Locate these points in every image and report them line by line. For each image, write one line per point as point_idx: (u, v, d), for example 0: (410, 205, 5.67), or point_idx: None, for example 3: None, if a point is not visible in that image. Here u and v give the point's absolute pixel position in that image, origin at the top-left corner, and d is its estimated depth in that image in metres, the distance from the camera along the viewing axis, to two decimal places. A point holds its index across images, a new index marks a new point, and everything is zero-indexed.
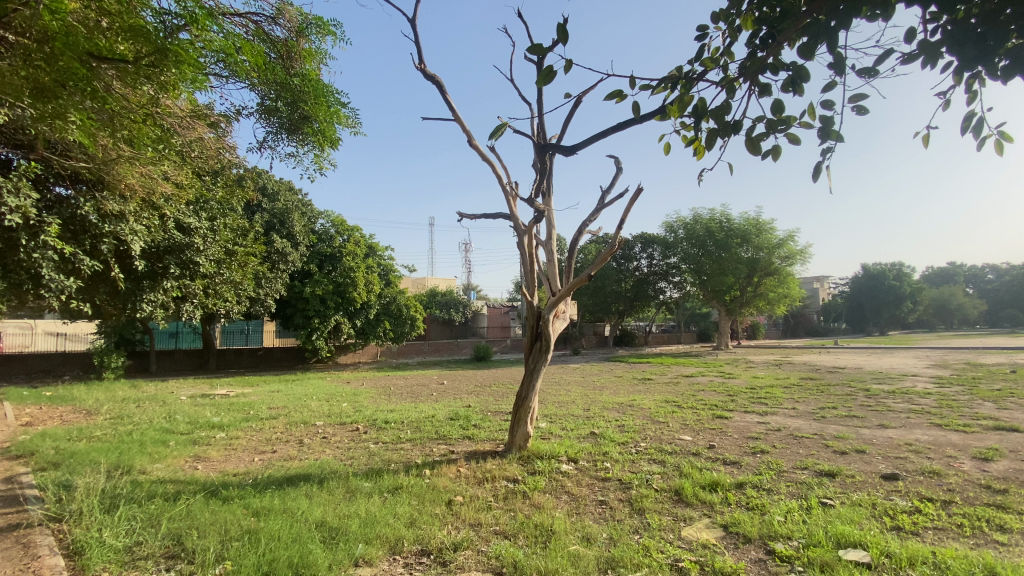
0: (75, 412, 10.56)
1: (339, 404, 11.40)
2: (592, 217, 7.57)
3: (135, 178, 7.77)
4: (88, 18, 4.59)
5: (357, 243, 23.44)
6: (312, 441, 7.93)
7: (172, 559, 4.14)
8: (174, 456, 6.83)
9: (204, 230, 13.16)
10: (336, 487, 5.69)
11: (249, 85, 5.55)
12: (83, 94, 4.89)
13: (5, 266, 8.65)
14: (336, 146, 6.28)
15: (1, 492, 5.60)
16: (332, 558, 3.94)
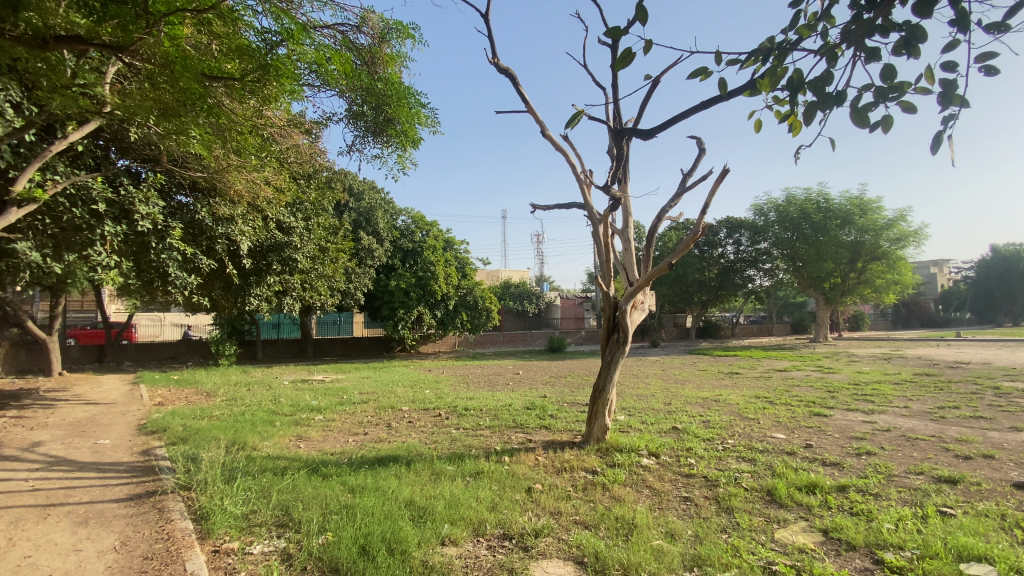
0: (199, 394, 12.00)
1: (422, 390, 11.96)
2: (672, 202, 7.28)
3: (242, 184, 8.60)
4: (201, 43, 5.17)
5: (436, 238, 24.35)
6: (399, 425, 8.40)
7: (282, 527, 4.60)
8: (280, 435, 7.54)
9: (301, 229, 14.31)
10: (423, 469, 5.99)
11: (339, 93, 5.88)
12: (200, 111, 5.32)
13: (141, 266, 9.90)
14: (418, 145, 6.47)
15: (142, 463, 6.50)
16: (421, 536, 4.18)
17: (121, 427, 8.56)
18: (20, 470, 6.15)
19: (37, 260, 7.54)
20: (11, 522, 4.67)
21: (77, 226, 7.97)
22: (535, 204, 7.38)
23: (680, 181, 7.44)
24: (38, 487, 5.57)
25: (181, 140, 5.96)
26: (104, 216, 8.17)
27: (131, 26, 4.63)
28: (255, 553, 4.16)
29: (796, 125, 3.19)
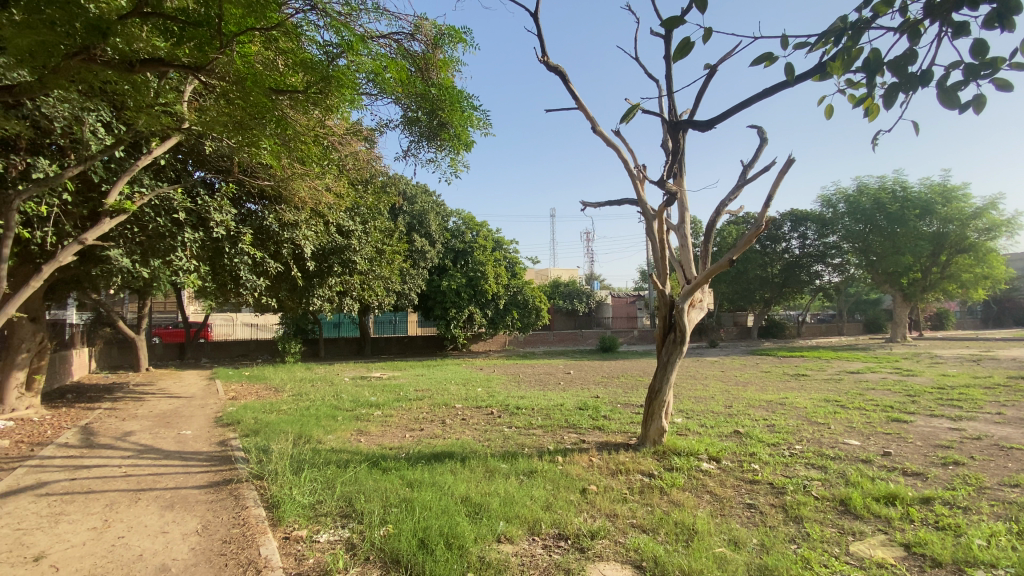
0: (268, 389, 12.77)
1: (475, 389, 12.12)
2: (731, 195, 6.99)
3: (306, 191, 9.29)
4: (269, 60, 5.49)
5: (486, 238, 24.67)
6: (453, 422, 8.56)
7: (346, 517, 4.81)
8: (342, 429, 7.89)
9: (359, 233, 14.91)
10: (477, 466, 6.08)
11: (395, 100, 6.04)
12: (269, 123, 5.58)
13: (216, 269, 10.63)
14: (471, 148, 6.56)
15: (219, 453, 7.00)
16: (477, 532, 4.25)
17: (201, 419, 9.25)
18: (116, 457, 6.78)
19: (128, 265, 8.28)
20: (109, 504, 5.16)
21: (160, 234, 8.67)
22: (586, 202, 7.33)
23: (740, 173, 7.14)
24: (130, 473, 6.12)
25: (253, 151, 6.33)
26: (184, 224, 8.84)
27: (207, 48, 4.91)
28: (322, 541, 4.37)
29: (873, 109, 2.99)
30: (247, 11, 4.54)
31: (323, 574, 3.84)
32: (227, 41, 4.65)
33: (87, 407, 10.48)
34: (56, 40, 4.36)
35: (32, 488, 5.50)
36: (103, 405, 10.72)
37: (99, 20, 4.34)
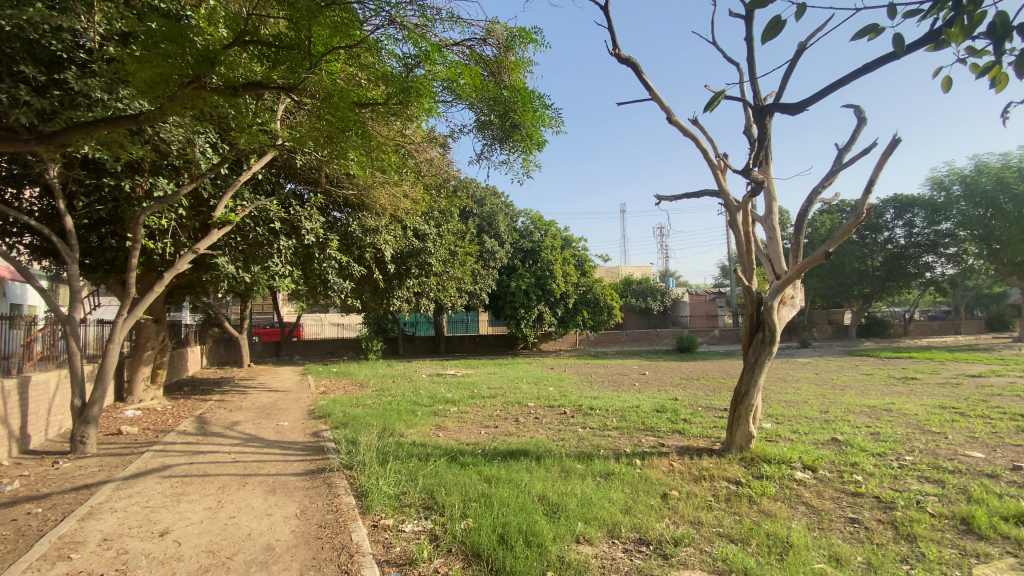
0: (353, 384, 13.61)
1: (547, 388, 12.14)
2: (824, 183, 6.46)
3: (385, 198, 9.81)
4: (352, 77, 5.81)
5: (555, 237, 24.67)
6: (527, 420, 8.64)
7: (428, 509, 5.00)
8: (422, 424, 8.22)
9: (434, 236, 15.45)
10: (553, 465, 6.08)
11: (469, 105, 6.15)
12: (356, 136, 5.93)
13: (308, 273, 11.49)
14: (543, 148, 6.57)
15: (312, 443, 7.57)
16: (556, 531, 4.25)
17: (296, 412, 10.03)
18: (225, 445, 7.53)
19: (233, 272, 9.16)
20: (221, 486, 5.74)
21: (259, 242, 9.51)
22: (661, 196, 7.08)
23: (834, 158, 6.58)
24: (238, 459, 6.77)
25: (341, 163, 6.76)
26: (279, 233, 9.63)
27: (299, 68, 5.22)
28: (407, 531, 4.58)
29: (1001, 78, 2.63)
30: (334, 31, 4.86)
31: (409, 563, 4.02)
32: (316, 61, 4.99)
33: (201, 398, 11.75)
34: (175, 72, 4.92)
35: (159, 470, 6.25)
36: (214, 397, 11.94)
37: (207, 50, 4.81)
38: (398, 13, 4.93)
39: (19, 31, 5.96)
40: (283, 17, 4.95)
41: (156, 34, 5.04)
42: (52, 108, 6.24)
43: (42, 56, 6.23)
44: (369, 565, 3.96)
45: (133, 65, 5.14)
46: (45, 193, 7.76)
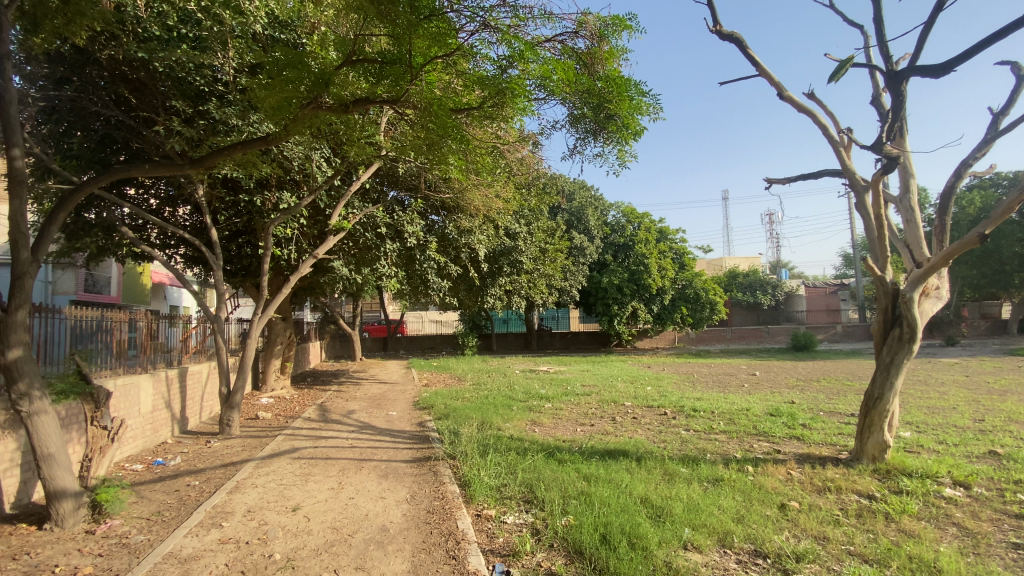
0: (452, 378, 14.23)
1: (645, 387, 11.76)
2: (977, 153, 5.54)
3: (479, 200, 10.16)
4: (449, 85, 6.04)
5: (648, 230, 23.81)
6: (624, 420, 8.44)
7: (528, 503, 5.07)
8: (518, 418, 8.37)
9: (525, 234, 15.62)
10: (654, 467, 5.87)
11: (564, 101, 6.07)
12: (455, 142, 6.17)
13: (410, 274, 12.22)
14: (640, 137, 6.34)
15: (417, 433, 8.04)
16: (662, 535, 4.09)
17: (403, 402, 10.73)
18: (343, 431, 8.26)
19: (346, 274, 10.02)
20: (341, 469, 6.31)
21: (368, 246, 10.28)
22: (770, 179, 6.54)
23: (988, 125, 5.65)
24: (354, 445, 7.40)
25: (441, 168, 7.09)
26: (385, 237, 10.34)
27: (401, 80, 5.46)
28: (509, 523, 4.69)
29: None
30: (433, 42, 5.09)
31: (513, 554, 4.11)
32: (417, 72, 5.26)
33: (321, 388, 13.00)
34: (295, 95, 5.46)
35: (289, 452, 7.02)
36: (332, 387, 13.16)
37: (322, 72, 5.29)
38: (491, 16, 5.04)
39: (171, 71, 6.98)
40: (386, 34, 5.26)
41: (279, 63, 5.62)
42: (199, 136, 7.25)
43: (187, 90, 7.24)
44: (474, 552, 4.11)
45: (261, 92, 5.77)
46: (194, 209, 9.04)
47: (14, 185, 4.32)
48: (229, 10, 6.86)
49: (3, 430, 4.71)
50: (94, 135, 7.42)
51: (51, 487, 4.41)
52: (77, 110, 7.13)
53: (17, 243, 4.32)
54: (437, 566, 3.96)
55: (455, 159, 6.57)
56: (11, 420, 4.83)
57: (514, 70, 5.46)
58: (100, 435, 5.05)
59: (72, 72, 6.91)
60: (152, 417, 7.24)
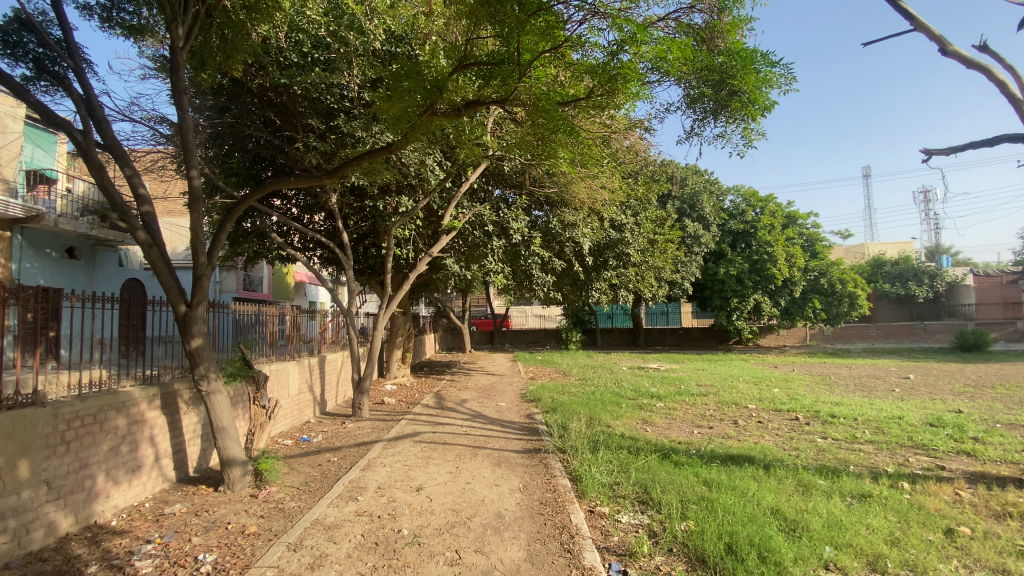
0: (558, 373, 14.29)
1: (771, 389, 10.77)
2: None
3: (584, 192, 10.03)
4: (558, 78, 5.99)
5: (772, 214, 21.83)
6: (747, 423, 7.82)
7: (643, 504, 4.88)
8: (628, 416, 8.14)
9: (632, 225, 14.97)
10: (786, 477, 5.33)
11: (681, 80, 5.72)
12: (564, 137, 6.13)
13: (516, 270, 12.46)
14: (769, 111, 5.81)
15: (526, 425, 8.19)
16: (798, 552, 3.70)
17: (511, 394, 11.00)
18: (457, 419, 8.69)
19: (457, 271, 10.49)
20: (458, 455, 6.64)
21: (476, 244, 10.68)
22: (926, 149, 5.46)
23: None
24: (469, 433, 7.75)
25: (550, 163, 7.10)
26: (492, 234, 10.67)
27: (511, 79, 5.55)
28: (624, 522, 4.56)
29: None
30: (541, 37, 5.07)
31: (630, 554, 4.00)
32: (525, 69, 5.29)
33: (436, 378, 13.83)
34: (414, 103, 5.81)
35: (411, 436, 7.55)
36: (446, 377, 13.93)
37: (437, 79, 5.55)
38: (600, 2, 4.91)
39: (307, 93, 7.81)
40: (494, 36, 5.35)
41: (397, 75, 5.99)
42: (331, 149, 8.02)
43: (320, 109, 8.03)
44: (590, 548, 4.07)
45: (383, 104, 6.20)
46: (327, 215, 10.06)
47: (194, 201, 5.16)
48: (352, 31, 7.54)
49: (189, 406, 5.66)
50: (247, 155, 8.57)
51: (225, 455, 5.20)
52: (234, 134, 8.27)
53: (197, 249, 5.15)
54: (553, 558, 3.99)
55: (565, 152, 6.52)
56: (194, 397, 5.79)
57: (625, 54, 5.24)
58: (260, 413, 5.85)
59: (230, 101, 8.02)
60: (297, 399, 8.21)
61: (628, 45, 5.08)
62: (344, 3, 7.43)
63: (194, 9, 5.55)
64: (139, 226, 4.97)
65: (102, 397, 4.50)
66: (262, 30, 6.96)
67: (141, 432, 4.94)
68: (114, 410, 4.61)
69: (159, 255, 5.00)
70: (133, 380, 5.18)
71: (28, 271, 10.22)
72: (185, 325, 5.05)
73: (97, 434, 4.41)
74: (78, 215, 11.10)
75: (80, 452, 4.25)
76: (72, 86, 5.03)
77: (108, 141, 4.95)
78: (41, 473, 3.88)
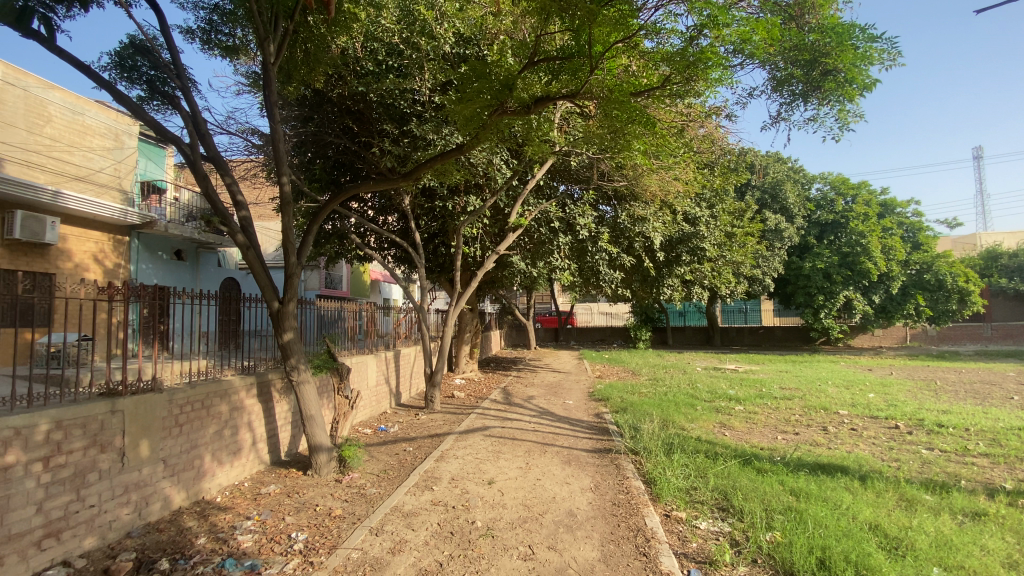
0: (627, 372, 14.00)
1: (865, 394, 9.90)
2: None
3: (656, 184, 9.72)
4: (631, 67, 5.83)
5: (865, 203, 20.23)
6: (839, 430, 7.24)
7: (723, 511, 4.64)
8: (704, 419, 7.79)
9: (707, 218, 14.20)
10: (886, 490, 4.87)
11: (767, 62, 5.37)
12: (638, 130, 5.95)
13: (583, 268, 12.32)
14: (870, 90, 5.33)
15: (596, 424, 8.09)
16: (903, 572, 3.37)
17: (578, 392, 10.91)
18: (526, 415, 8.75)
19: (524, 268, 10.54)
20: (528, 451, 6.68)
21: (543, 241, 10.70)
22: None
23: None
24: (538, 429, 7.77)
25: (624, 156, 6.92)
26: (558, 231, 10.67)
27: (582, 72, 5.47)
28: (703, 529, 4.36)
29: None
30: (614, 27, 4.94)
31: (710, 562, 3.81)
32: (597, 61, 5.20)
33: (503, 374, 14.01)
34: (483, 104, 5.83)
35: (481, 430, 7.69)
36: (513, 373, 14.10)
37: (508, 77, 5.58)
38: None
39: (382, 99, 8.15)
40: (565, 30, 5.30)
41: (468, 77, 6.10)
42: (404, 152, 8.31)
43: (394, 114, 8.38)
44: (667, 553, 3.93)
45: (455, 105, 6.33)
46: (400, 216, 10.48)
47: (285, 205, 5.55)
48: (424, 37, 7.77)
49: (280, 394, 6.12)
50: (328, 161, 9.12)
51: (312, 442, 5.58)
52: (317, 142, 8.83)
53: (288, 250, 5.53)
54: (628, 560, 3.90)
55: (640, 144, 6.33)
56: (285, 387, 6.25)
57: (705, 38, 5.01)
58: (343, 403, 6.22)
59: (313, 111, 8.54)
60: (375, 391, 8.64)
61: (708, 29, 4.86)
62: (416, 9, 7.62)
63: (283, 26, 5.95)
64: (238, 229, 5.42)
65: (208, 385, 4.96)
66: (341, 42, 7.36)
67: (241, 418, 5.41)
68: (218, 397, 5.07)
69: (255, 255, 5.43)
70: (233, 370, 5.68)
71: (144, 271, 11.50)
72: (277, 320, 5.45)
73: (204, 419, 4.87)
74: (184, 221, 12.34)
75: (190, 434, 4.71)
76: (180, 104, 5.56)
77: (210, 153, 5.44)
78: (158, 452, 4.35)
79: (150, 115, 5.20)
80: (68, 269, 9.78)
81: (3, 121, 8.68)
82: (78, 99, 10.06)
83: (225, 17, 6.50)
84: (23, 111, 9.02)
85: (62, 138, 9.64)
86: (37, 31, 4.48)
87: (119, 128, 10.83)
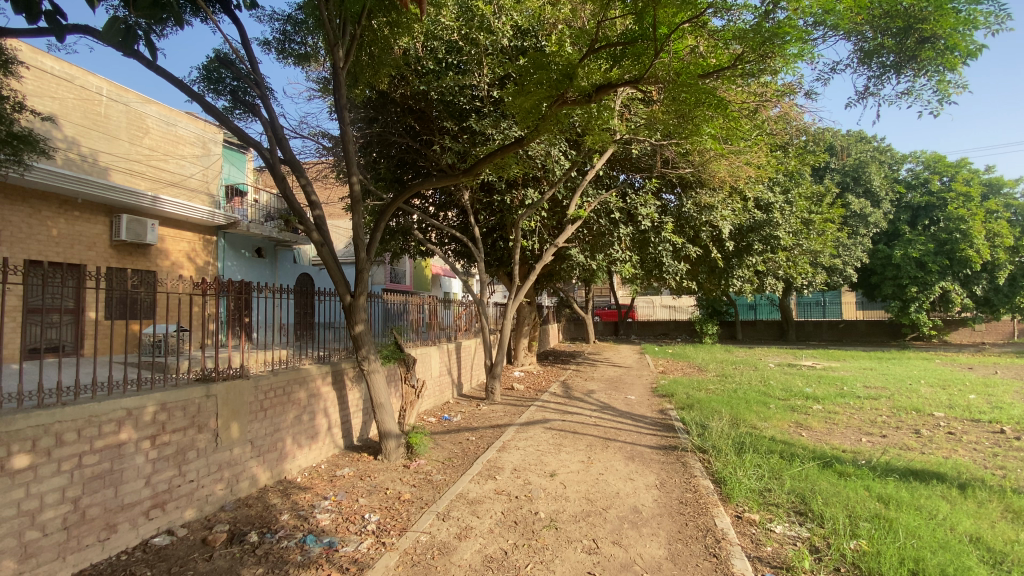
0: (692, 367, 13.52)
1: (966, 394, 8.95)
2: None
3: (725, 169, 9.34)
4: (699, 48, 5.57)
5: (965, 182, 18.24)
6: (934, 433, 6.60)
7: (801, 516, 4.37)
8: (779, 418, 7.37)
9: (782, 204, 13.30)
10: (990, 501, 4.39)
11: (852, 33, 4.98)
12: (706, 115, 5.68)
13: (646, 259, 11.96)
14: (976, 58, 4.84)
15: (661, 420, 7.87)
16: None
17: (640, 387, 10.68)
18: (587, 409, 8.68)
19: (583, 260, 10.43)
20: (590, 445, 6.63)
21: (602, 233, 10.53)
22: None
23: None
24: (599, 424, 7.69)
25: (693, 142, 6.65)
26: (618, 222, 10.43)
27: (647, 55, 5.32)
28: (779, 533, 4.12)
29: None
30: (680, 9, 4.74)
31: (786, 568, 3.60)
32: (661, 44, 4.98)
33: (563, 367, 13.96)
34: (543, 95, 5.79)
35: (542, 422, 7.70)
36: (572, 367, 14.01)
37: (566, 65, 5.49)
38: None
39: (443, 97, 8.29)
40: (627, 14, 5.18)
41: (526, 70, 6.05)
42: (464, 149, 8.42)
43: (453, 111, 8.44)
44: (738, 556, 3.77)
45: (512, 97, 6.31)
46: (460, 212, 10.67)
47: (355, 204, 5.80)
48: (482, 32, 7.87)
49: (353, 382, 6.46)
50: (392, 160, 9.43)
51: (382, 429, 5.83)
52: (381, 142, 9.16)
53: (359, 245, 5.78)
54: (697, 560, 3.78)
55: (713, 128, 6.05)
56: (357, 376, 6.57)
57: (783, 10, 4.68)
58: (410, 392, 6.46)
59: (378, 112, 8.84)
60: (439, 380, 8.92)
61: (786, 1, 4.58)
62: (474, 5, 7.74)
63: (351, 30, 6.14)
64: (313, 227, 5.74)
65: (289, 373, 5.33)
66: (404, 43, 7.55)
67: (317, 404, 5.75)
68: (297, 384, 5.43)
69: (329, 252, 5.73)
70: (310, 359, 6.05)
71: (229, 268, 12.47)
72: (350, 312, 5.72)
73: (285, 405, 5.23)
74: (263, 220, 13.25)
75: (274, 418, 5.08)
76: (260, 110, 5.94)
77: (287, 156, 5.78)
78: (247, 434, 4.73)
79: (235, 123, 5.59)
80: (166, 267, 10.80)
81: (109, 134, 9.68)
82: (171, 111, 11.02)
83: (298, 27, 6.86)
84: (126, 124, 10.01)
85: (158, 148, 10.60)
86: (139, 53, 4.93)
87: (206, 136, 11.76)
